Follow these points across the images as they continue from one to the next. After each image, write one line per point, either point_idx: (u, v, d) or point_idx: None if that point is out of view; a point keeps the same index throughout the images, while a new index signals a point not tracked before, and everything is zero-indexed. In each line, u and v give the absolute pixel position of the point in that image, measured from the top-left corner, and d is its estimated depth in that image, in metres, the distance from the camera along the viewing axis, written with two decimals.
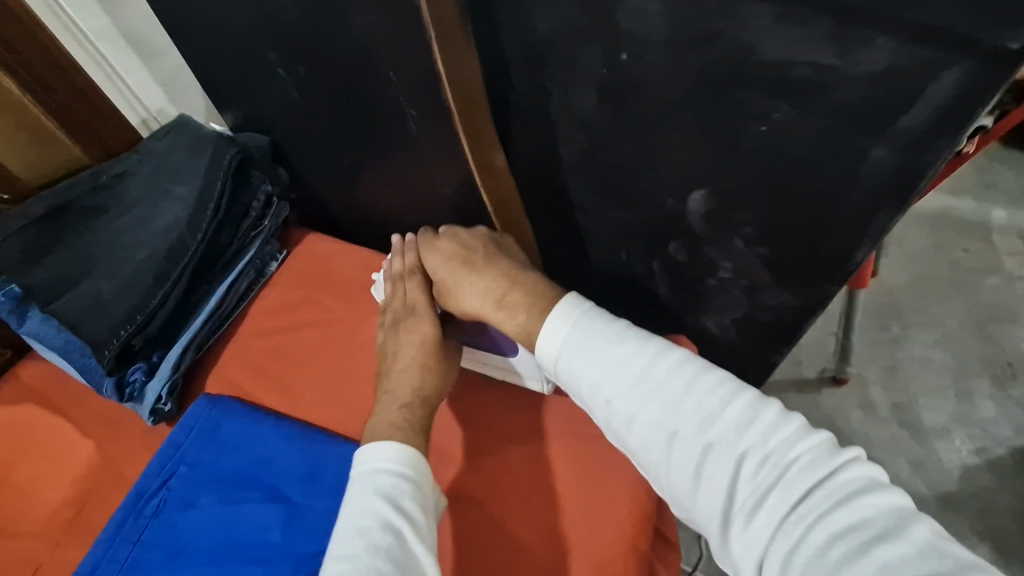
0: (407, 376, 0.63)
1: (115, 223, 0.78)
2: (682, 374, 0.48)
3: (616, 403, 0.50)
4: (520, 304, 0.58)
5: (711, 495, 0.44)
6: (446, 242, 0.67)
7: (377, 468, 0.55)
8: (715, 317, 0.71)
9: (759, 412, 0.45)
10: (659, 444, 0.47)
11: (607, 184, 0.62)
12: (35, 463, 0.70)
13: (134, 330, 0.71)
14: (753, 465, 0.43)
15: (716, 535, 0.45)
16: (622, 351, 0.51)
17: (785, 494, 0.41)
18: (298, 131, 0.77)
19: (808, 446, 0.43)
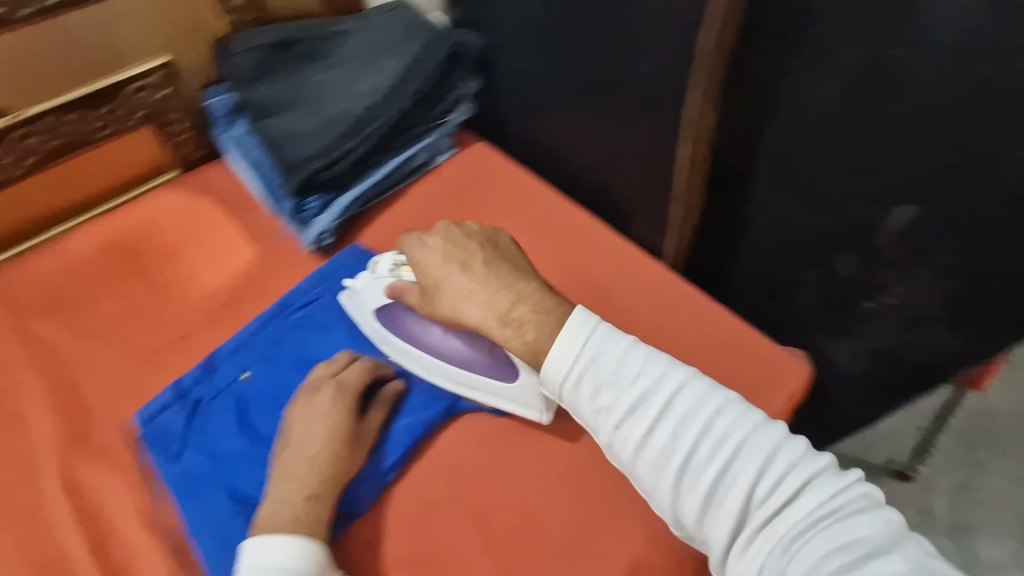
0: (316, 465, 0.56)
1: (325, 72, 0.84)
2: (696, 401, 0.50)
3: (628, 426, 0.50)
4: (528, 322, 0.57)
5: (719, 518, 0.47)
6: (433, 249, 0.64)
7: (271, 565, 0.50)
8: (851, 345, 0.72)
9: (770, 435, 0.48)
10: (674, 464, 0.49)
11: (806, 181, 0.63)
12: (202, 249, 0.77)
13: (322, 166, 0.77)
14: (765, 485, 0.46)
15: (719, 555, 0.47)
16: (641, 367, 0.52)
17: (792, 513, 0.45)
18: (512, 44, 0.80)
19: (810, 467, 0.47)
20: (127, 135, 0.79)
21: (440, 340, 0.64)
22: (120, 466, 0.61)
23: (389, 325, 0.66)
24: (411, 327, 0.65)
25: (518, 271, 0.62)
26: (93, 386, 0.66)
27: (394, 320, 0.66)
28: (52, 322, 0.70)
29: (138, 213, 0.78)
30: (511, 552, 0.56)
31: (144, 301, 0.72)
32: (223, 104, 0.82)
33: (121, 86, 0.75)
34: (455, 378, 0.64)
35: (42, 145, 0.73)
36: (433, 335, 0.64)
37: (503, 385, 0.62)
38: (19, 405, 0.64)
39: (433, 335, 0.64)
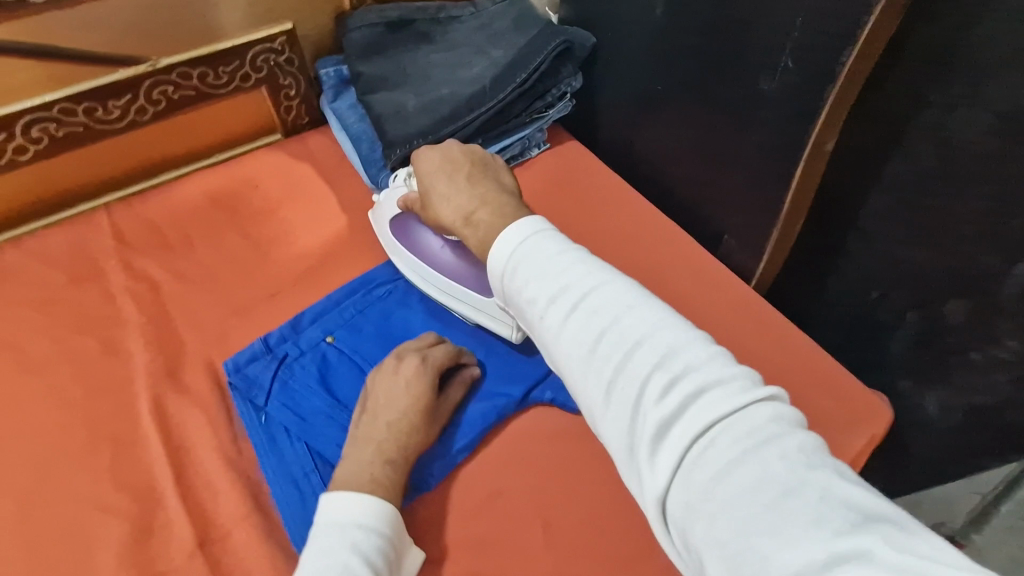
0: (396, 432, 0.57)
1: (434, 55, 0.86)
2: (614, 294, 0.42)
3: (548, 315, 0.43)
4: (484, 220, 0.54)
5: (616, 418, 0.39)
6: (431, 158, 0.63)
7: (349, 520, 0.51)
8: (942, 395, 0.70)
9: (688, 340, 0.39)
10: (580, 353, 0.41)
11: (919, 220, 0.61)
12: (299, 211, 0.80)
13: (422, 145, 0.79)
14: (667, 387, 0.37)
15: (622, 463, 0.39)
16: (570, 263, 0.44)
17: (693, 423, 0.36)
18: (624, 46, 0.80)
19: (725, 372, 0.37)
20: (244, 94, 0.83)
21: (437, 250, 0.68)
22: (205, 405, 0.63)
23: (399, 233, 0.71)
24: (414, 234, 0.69)
25: (500, 184, 0.59)
26: (188, 327, 0.69)
27: (403, 228, 0.71)
28: (156, 261, 0.74)
29: (243, 170, 0.83)
30: (576, 548, 0.55)
31: (242, 253, 0.76)
32: (334, 74, 0.86)
33: (247, 48, 0.79)
34: (444, 290, 0.68)
35: (169, 95, 0.77)
36: (431, 245, 0.68)
37: (480, 298, 0.65)
38: (120, 333, 0.68)
39: (431, 245, 0.68)
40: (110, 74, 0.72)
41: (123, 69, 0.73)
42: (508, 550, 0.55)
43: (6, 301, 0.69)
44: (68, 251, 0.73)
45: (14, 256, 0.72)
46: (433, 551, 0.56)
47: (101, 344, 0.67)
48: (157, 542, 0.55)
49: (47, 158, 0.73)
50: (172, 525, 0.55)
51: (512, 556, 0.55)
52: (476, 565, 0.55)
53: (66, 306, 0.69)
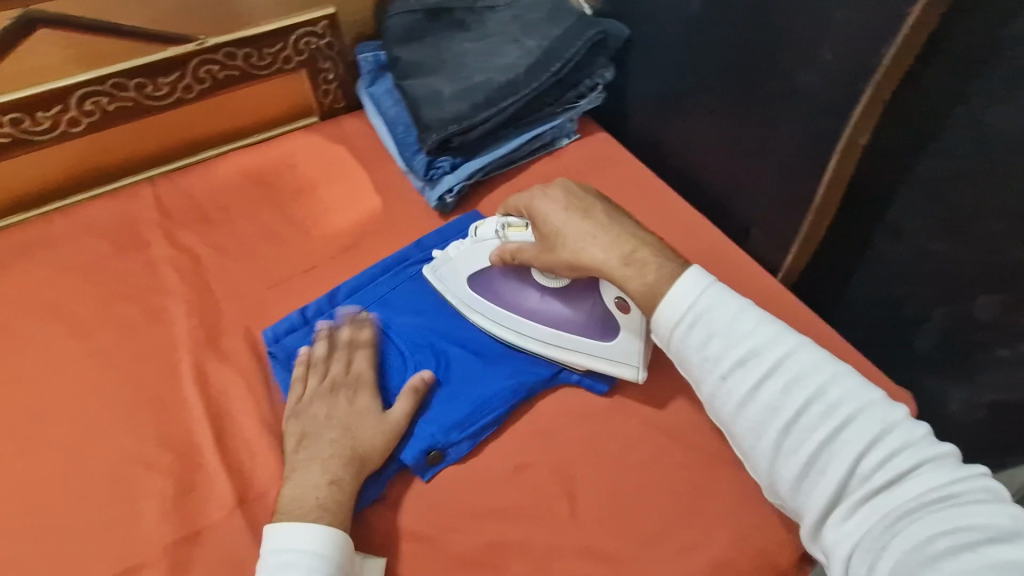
0: (337, 450, 0.56)
1: (470, 43, 0.87)
2: (806, 367, 0.47)
3: (736, 376, 0.48)
4: (650, 265, 0.55)
5: (822, 483, 0.45)
6: (552, 198, 0.63)
7: (294, 554, 0.50)
8: (966, 392, 0.70)
9: (891, 414, 0.45)
10: (779, 422, 0.46)
11: (951, 214, 0.62)
12: (334, 191, 0.82)
13: (457, 131, 0.80)
14: (875, 458, 0.43)
15: (812, 522, 0.45)
16: (758, 329, 0.49)
17: (902, 492, 0.42)
18: (657, 39, 0.81)
19: (921, 446, 0.43)
20: (284, 76, 0.85)
21: (537, 304, 0.65)
22: (244, 372, 0.65)
23: (485, 292, 0.67)
24: (507, 292, 0.66)
25: (635, 224, 0.60)
26: (227, 297, 0.71)
27: (490, 288, 0.67)
28: (197, 234, 0.76)
29: (282, 150, 0.85)
30: (600, 521, 0.57)
31: (279, 229, 0.78)
32: (372, 60, 0.88)
33: (291, 31, 0.81)
34: (554, 341, 0.64)
35: (214, 74, 0.79)
36: (530, 299, 0.65)
37: (603, 343, 0.62)
38: (163, 301, 0.70)
39: (530, 299, 0.66)
40: (161, 52, 0.75)
41: (173, 47, 0.75)
42: (535, 521, 0.57)
43: (55, 267, 0.72)
44: (114, 221, 0.76)
45: (63, 224, 0.75)
46: (457, 520, 0.57)
47: (145, 311, 0.69)
48: (198, 499, 0.57)
49: (97, 131, 0.76)
50: (212, 484, 0.58)
51: (538, 526, 0.57)
52: (502, 534, 0.56)
53: (111, 273, 0.72)
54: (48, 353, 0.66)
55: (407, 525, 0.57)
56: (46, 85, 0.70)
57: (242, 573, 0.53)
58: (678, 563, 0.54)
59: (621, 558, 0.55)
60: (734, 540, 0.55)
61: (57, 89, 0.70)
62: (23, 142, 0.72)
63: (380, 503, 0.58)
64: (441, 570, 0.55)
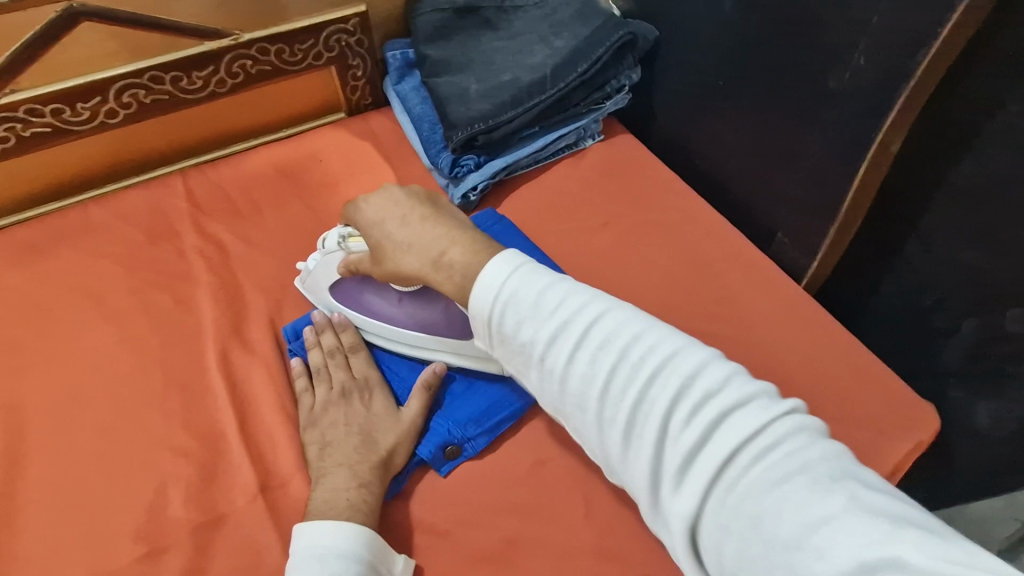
0: (363, 453, 0.57)
1: (497, 42, 0.88)
2: (611, 329, 0.45)
3: (553, 355, 0.46)
4: (456, 264, 0.53)
5: (640, 453, 0.42)
6: (370, 209, 0.62)
7: (326, 550, 0.51)
8: (994, 405, 0.69)
9: (686, 360, 0.43)
10: (593, 393, 0.44)
11: (983, 225, 0.61)
12: (359, 186, 0.84)
13: (482, 129, 0.81)
14: (683, 415, 0.41)
15: (649, 501, 0.42)
16: (563, 299, 0.47)
17: (711, 449, 0.39)
18: (687, 40, 0.81)
19: (739, 395, 0.41)
20: (314, 72, 0.86)
21: (396, 310, 0.65)
22: (268, 362, 0.66)
23: (347, 300, 0.68)
24: (368, 299, 0.67)
25: (454, 221, 0.58)
26: (253, 288, 0.73)
27: (354, 298, 0.68)
28: (225, 226, 0.78)
29: (309, 145, 0.86)
30: (616, 522, 0.57)
31: (306, 223, 0.79)
32: (400, 57, 0.89)
33: (322, 27, 0.83)
34: (419, 345, 0.66)
35: (247, 69, 0.81)
36: (386, 305, 0.65)
37: (461, 341, 0.63)
38: (192, 289, 0.72)
39: (389, 305, 0.65)
40: (196, 46, 0.77)
41: (208, 42, 0.77)
42: (552, 519, 0.57)
43: (90, 254, 0.74)
44: (147, 210, 0.78)
45: (99, 212, 0.77)
46: (474, 515, 0.58)
47: (175, 298, 0.71)
48: (222, 484, 0.58)
49: (132, 123, 0.78)
50: (236, 470, 0.59)
51: (555, 525, 0.57)
52: (518, 531, 0.56)
53: (144, 261, 0.74)
54: (83, 336, 0.68)
55: (426, 517, 0.58)
56: (86, 77, 0.72)
57: (262, 559, 0.54)
58: None
59: (638, 559, 0.55)
60: None
61: (96, 82, 0.73)
62: (64, 131, 0.74)
63: (398, 498, 0.59)
64: (456, 564, 0.55)
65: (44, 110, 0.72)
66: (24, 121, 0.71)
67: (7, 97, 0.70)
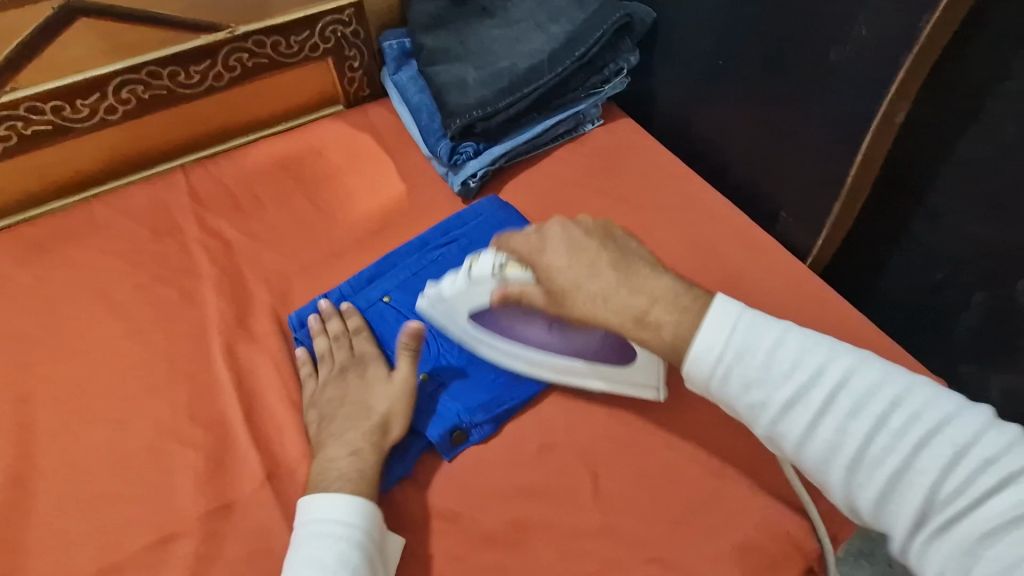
0: (356, 426, 0.58)
1: (493, 29, 0.87)
2: (854, 389, 0.43)
3: (788, 417, 0.45)
4: (669, 324, 0.50)
5: (898, 515, 0.41)
6: (553, 251, 0.57)
7: (328, 523, 0.51)
8: (1006, 381, 0.68)
9: (950, 422, 0.41)
10: (841, 458, 0.43)
11: (989, 194, 0.60)
12: (359, 178, 0.83)
13: (481, 116, 0.80)
14: (950, 481, 0.39)
15: (908, 555, 0.41)
16: (789, 354, 0.45)
17: (988, 517, 0.37)
18: (686, 21, 0.80)
19: (1016, 459, 0.38)
20: (311, 64, 0.86)
21: (546, 338, 0.63)
22: (273, 352, 0.66)
23: (490, 326, 0.64)
24: (513, 325, 0.64)
25: (649, 268, 0.55)
26: (256, 281, 0.73)
27: (495, 321, 0.64)
28: (227, 220, 0.78)
29: (309, 138, 0.86)
30: (624, 504, 0.57)
31: (307, 215, 0.79)
32: (397, 47, 0.89)
33: (317, 19, 0.82)
34: (571, 374, 0.62)
35: (244, 62, 0.81)
36: (537, 334, 0.63)
37: (621, 368, 0.61)
38: (195, 283, 0.72)
39: (539, 332, 0.63)
40: (191, 40, 0.77)
41: (204, 36, 0.77)
42: (560, 502, 0.57)
43: (94, 250, 0.74)
44: (149, 207, 0.78)
45: (102, 210, 0.77)
46: (480, 500, 0.58)
47: (178, 293, 0.71)
48: (230, 473, 0.58)
49: (132, 119, 0.78)
50: (243, 459, 0.59)
51: (563, 508, 0.57)
52: (526, 514, 0.56)
53: (147, 256, 0.74)
54: (88, 332, 0.68)
55: (433, 503, 0.58)
56: (84, 73, 0.73)
57: (270, 546, 0.54)
58: (703, 544, 0.54)
59: (647, 539, 0.55)
60: (758, 523, 0.55)
61: (94, 78, 0.73)
62: (64, 129, 0.75)
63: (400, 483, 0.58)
64: (464, 548, 0.55)
65: (44, 108, 0.72)
66: (24, 119, 0.72)
67: (7, 95, 0.70)
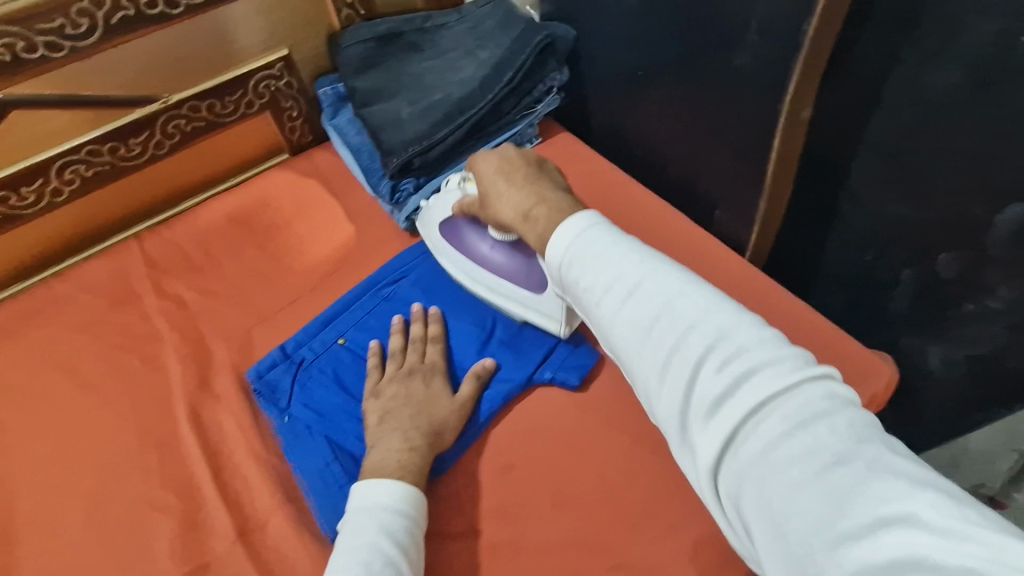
0: (420, 422, 0.61)
1: (424, 63, 0.90)
2: (668, 287, 0.44)
3: (605, 304, 0.46)
4: (542, 218, 0.56)
5: (672, 397, 0.41)
6: (486, 164, 0.65)
7: (376, 504, 0.54)
8: (944, 349, 0.69)
9: (742, 324, 0.41)
10: (637, 338, 0.43)
11: (902, 174, 0.62)
12: (309, 224, 0.86)
13: (417, 152, 0.82)
14: (717, 365, 0.39)
15: (676, 437, 0.41)
16: (620, 257, 0.47)
17: (742, 399, 0.38)
18: (605, 34, 0.82)
19: (779, 356, 0.39)
20: (249, 120, 0.89)
21: (488, 253, 0.70)
22: (235, 407, 0.68)
23: (448, 233, 0.74)
24: (465, 237, 0.72)
25: (555, 185, 0.61)
26: (216, 339, 0.75)
27: (454, 233, 0.73)
28: (183, 281, 0.80)
29: (257, 190, 0.89)
30: (581, 516, 0.59)
31: (260, 266, 0.81)
32: (331, 92, 0.90)
33: (248, 77, 0.85)
34: (495, 289, 0.71)
35: (182, 127, 0.83)
36: (483, 247, 0.71)
37: (534, 296, 0.68)
38: (158, 348, 0.74)
39: (483, 249, 0.71)
40: (127, 114, 0.79)
41: (139, 109, 0.79)
42: (518, 523, 0.59)
43: (56, 328, 0.76)
44: (107, 278, 0.80)
45: (61, 287, 0.80)
46: (442, 531, 0.60)
47: (142, 359, 0.73)
48: (203, 531, 0.61)
49: (80, 196, 0.81)
50: (214, 517, 0.61)
51: (525, 526, 0.59)
52: (488, 538, 0.59)
53: (109, 327, 0.76)
54: (59, 409, 0.70)
55: None
56: (24, 161, 0.75)
57: None
58: (658, 546, 0.56)
59: (603, 548, 0.57)
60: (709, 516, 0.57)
61: (37, 164, 0.75)
62: (13, 215, 0.77)
63: None
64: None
65: None
66: None
67: None
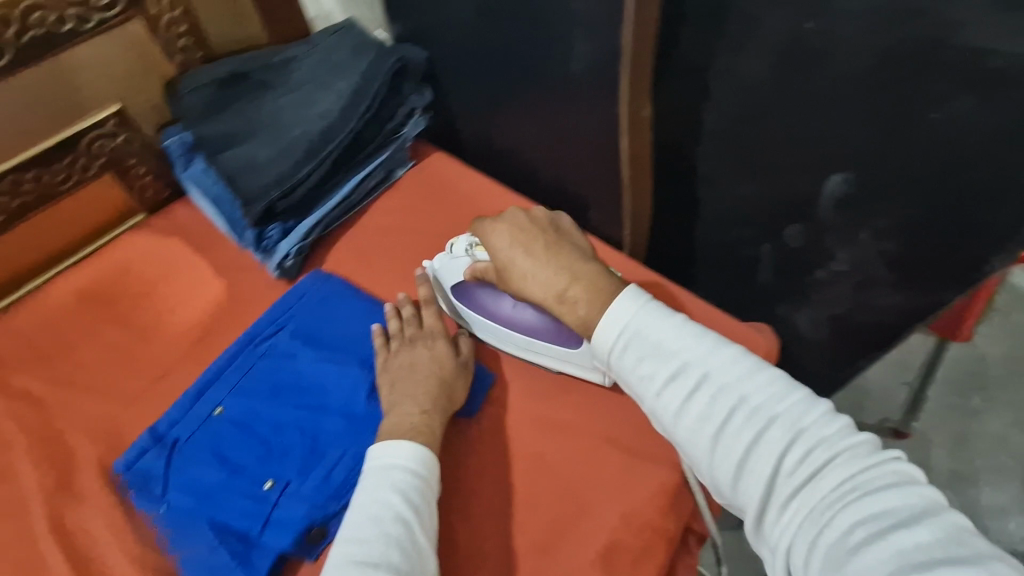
0: (428, 384, 0.62)
1: (277, 100, 0.85)
2: (731, 374, 0.50)
3: (670, 392, 0.51)
4: (581, 301, 0.59)
5: (751, 484, 0.46)
6: (503, 234, 0.66)
7: (390, 464, 0.55)
8: (810, 313, 0.74)
9: (809, 409, 0.47)
10: (711, 428, 0.48)
11: (742, 158, 0.65)
12: (174, 288, 0.80)
13: (279, 195, 0.78)
14: (796, 454, 0.45)
15: (754, 521, 0.47)
16: (680, 342, 0.52)
17: (822, 483, 0.44)
18: (457, 53, 0.81)
19: (844, 440, 0.45)
20: (89, 185, 0.81)
21: (512, 312, 0.67)
22: (104, 507, 0.62)
23: (463, 299, 0.70)
24: (484, 300, 0.69)
25: (580, 251, 0.63)
26: (76, 434, 0.68)
27: (468, 296, 0.70)
28: (31, 376, 0.72)
29: (111, 259, 0.80)
30: (487, 546, 0.58)
31: (122, 343, 0.75)
32: (179, 143, 0.82)
33: (77, 138, 0.77)
34: (526, 347, 0.67)
35: (7, 206, 0.75)
36: (504, 309, 0.67)
37: (571, 350, 0.64)
38: (6, 458, 0.66)
39: (505, 308, 0.68)
40: None
41: None
42: None
43: None
44: None
45: None
46: None
47: None
48: None
49: None
50: None
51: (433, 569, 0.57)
52: None
53: None
54: None
55: None
56: None
57: None
58: (565, 561, 0.56)
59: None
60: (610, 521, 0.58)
61: None
62: None
63: None
64: None
65: None
66: None
67: None
